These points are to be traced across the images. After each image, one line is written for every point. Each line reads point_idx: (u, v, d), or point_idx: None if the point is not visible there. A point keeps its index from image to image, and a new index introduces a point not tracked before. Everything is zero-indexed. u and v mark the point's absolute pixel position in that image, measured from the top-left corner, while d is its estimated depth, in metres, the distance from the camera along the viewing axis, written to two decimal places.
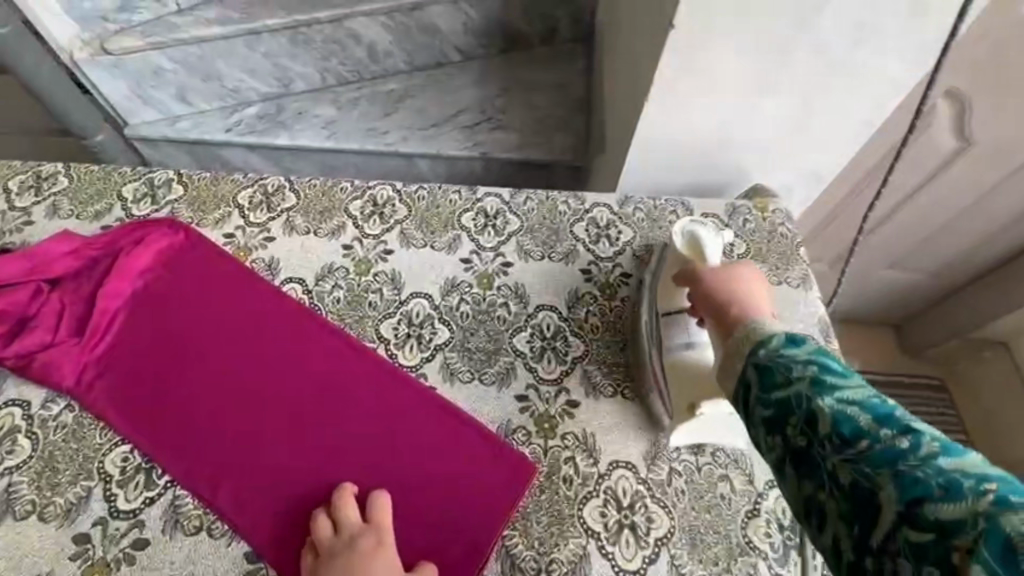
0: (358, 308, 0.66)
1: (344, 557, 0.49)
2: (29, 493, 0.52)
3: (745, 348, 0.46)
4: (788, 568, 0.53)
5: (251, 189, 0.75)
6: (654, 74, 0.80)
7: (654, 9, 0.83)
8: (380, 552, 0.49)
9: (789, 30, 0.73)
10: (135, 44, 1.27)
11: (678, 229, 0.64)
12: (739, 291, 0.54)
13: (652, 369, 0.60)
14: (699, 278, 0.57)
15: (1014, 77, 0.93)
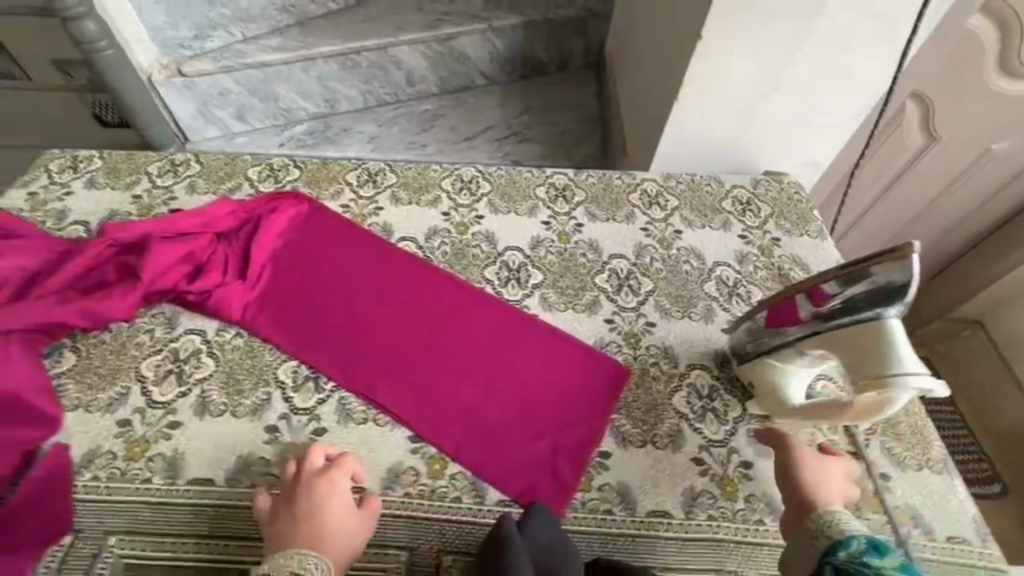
0: (463, 257, 0.80)
1: (302, 497, 0.52)
2: (221, 397, 0.63)
3: (822, 540, 0.49)
4: (836, 434, 0.64)
5: (357, 171, 0.90)
6: (686, 75, 0.98)
7: (678, 29, 1.02)
8: (338, 494, 0.53)
9: (795, 37, 0.91)
10: (207, 68, 1.42)
11: (902, 387, 0.52)
12: (820, 469, 0.55)
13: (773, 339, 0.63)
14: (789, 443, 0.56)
15: (967, 80, 1.13)
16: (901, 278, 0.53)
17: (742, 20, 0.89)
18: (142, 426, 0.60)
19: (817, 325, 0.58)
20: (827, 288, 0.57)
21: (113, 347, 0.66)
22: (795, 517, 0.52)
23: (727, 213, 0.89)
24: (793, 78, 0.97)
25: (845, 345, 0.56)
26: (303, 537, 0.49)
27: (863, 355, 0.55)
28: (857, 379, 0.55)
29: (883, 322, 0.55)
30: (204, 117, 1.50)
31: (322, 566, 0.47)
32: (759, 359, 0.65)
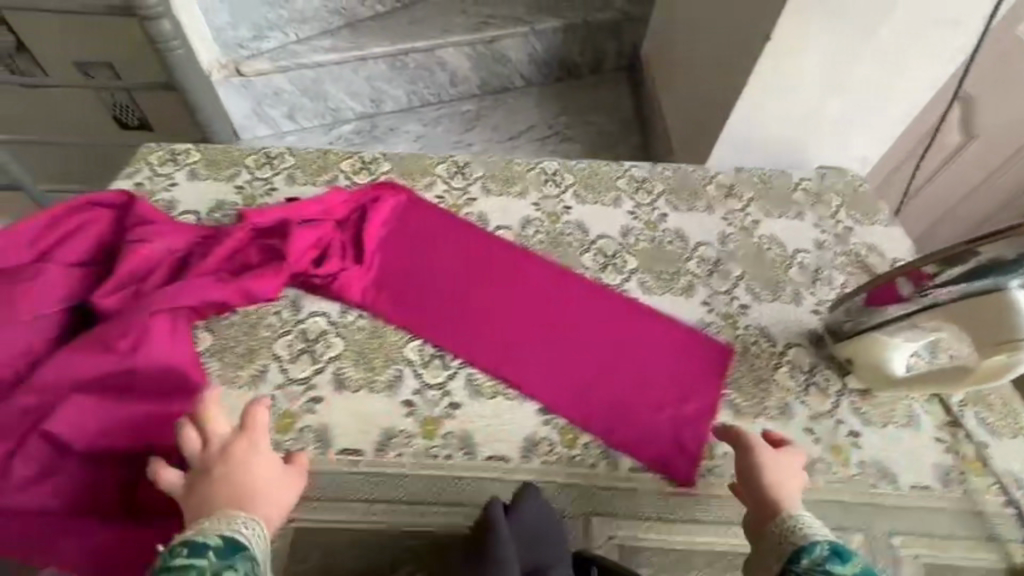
0: (559, 244, 0.83)
1: (217, 468, 0.46)
2: (355, 374, 0.66)
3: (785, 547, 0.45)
4: (932, 406, 0.68)
5: (445, 164, 0.93)
6: (754, 69, 1.02)
7: (740, 29, 1.07)
8: (261, 454, 0.48)
9: (861, 35, 0.96)
10: (264, 67, 1.45)
11: None
12: (776, 465, 0.51)
13: (876, 317, 0.66)
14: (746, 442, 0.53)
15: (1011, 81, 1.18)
16: (1014, 253, 0.56)
17: (814, 17, 0.94)
18: (285, 400, 0.63)
19: (933, 301, 0.61)
20: (928, 270, 0.62)
21: (244, 327, 0.68)
22: (759, 526, 0.48)
23: (800, 204, 0.93)
24: (855, 74, 1.02)
25: (967, 314, 0.59)
26: (228, 499, 0.44)
27: (984, 324, 0.58)
28: (982, 346, 0.59)
29: (1002, 292, 0.57)
30: (257, 116, 1.53)
31: (253, 523, 0.43)
32: (866, 334, 0.68)
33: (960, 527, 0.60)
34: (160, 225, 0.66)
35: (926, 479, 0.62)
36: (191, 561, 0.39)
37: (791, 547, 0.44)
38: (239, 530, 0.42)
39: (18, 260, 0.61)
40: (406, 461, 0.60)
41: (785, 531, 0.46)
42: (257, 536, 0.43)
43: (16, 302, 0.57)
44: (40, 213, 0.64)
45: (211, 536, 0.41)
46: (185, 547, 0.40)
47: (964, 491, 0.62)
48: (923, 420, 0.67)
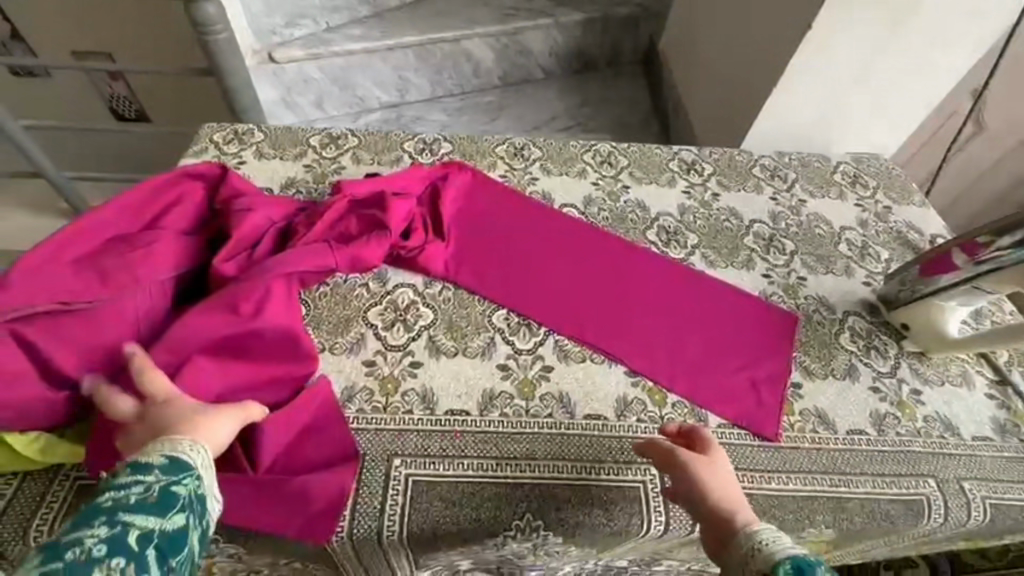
0: (622, 221, 0.87)
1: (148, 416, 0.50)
2: (449, 340, 0.68)
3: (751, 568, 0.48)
4: (983, 367, 0.74)
5: (504, 146, 0.95)
6: (795, 52, 1.04)
7: (771, 22, 1.11)
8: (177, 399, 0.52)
9: (898, 21, 1.00)
10: (296, 55, 1.45)
11: None
12: (707, 478, 0.55)
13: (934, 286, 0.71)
14: (683, 468, 0.56)
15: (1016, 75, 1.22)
16: None
17: (858, 2, 0.96)
18: (387, 365, 0.65)
19: (994, 266, 0.65)
20: (978, 241, 0.66)
21: (337, 297, 0.70)
22: (720, 547, 0.52)
23: (840, 185, 0.98)
24: (886, 60, 1.06)
25: None
26: (163, 434, 0.49)
27: None
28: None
29: None
30: (285, 104, 1.53)
31: (195, 446, 0.48)
32: (925, 300, 0.73)
33: (1019, 472, 0.65)
34: (263, 200, 0.70)
35: (985, 430, 0.68)
36: (137, 474, 0.44)
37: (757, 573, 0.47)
38: (184, 452, 0.47)
39: (124, 231, 0.65)
40: (510, 419, 0.63)
41: (746, 555, 0.49)
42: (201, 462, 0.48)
43: (132, 265, 0.60)
44: (136, 187, 0.68)
45: (154, 456, 0.46)
46: (127, 467, 0.45)
47: (1020, 441, 0.67)
48: (977, 378, 0.72)
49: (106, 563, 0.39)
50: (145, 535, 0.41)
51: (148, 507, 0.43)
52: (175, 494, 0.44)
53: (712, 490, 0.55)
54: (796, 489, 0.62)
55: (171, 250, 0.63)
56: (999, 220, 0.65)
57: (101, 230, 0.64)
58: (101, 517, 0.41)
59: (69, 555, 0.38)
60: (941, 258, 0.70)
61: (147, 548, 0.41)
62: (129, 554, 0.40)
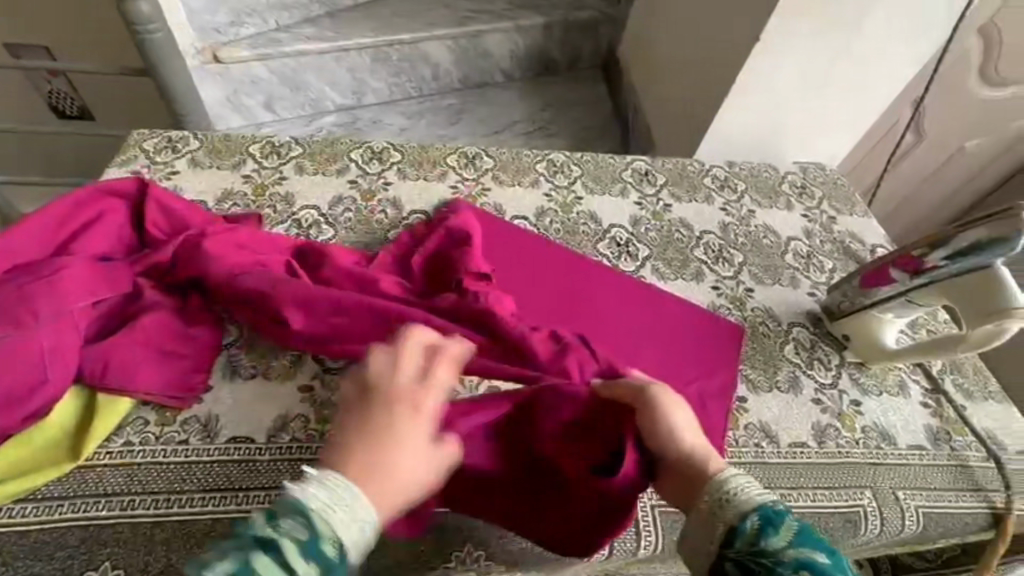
0: (574, 234, 0.86)
1: (382, 411, 0.44)
2: None
3: (716, 517, 0.43)
4: (918, 375, 0.76)
5: (455, 155, 0.93)
6: (745, 60, 1.05)
7: (720, 34, 1.13)
8: (422, 419, 0.45)
9: (841, 32, 1.02)
10: (242, 55, 1.39)
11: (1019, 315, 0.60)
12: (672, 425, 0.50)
13: (874, 297, 0.73)
14: (647, 418, 0.51)
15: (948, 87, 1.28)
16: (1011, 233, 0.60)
17: (799, 17, 0.99)
18: (325, 390, 0.64)
19: (925, 278, 0.66)
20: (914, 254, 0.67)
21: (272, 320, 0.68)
22: (689, 496, 0.47)
23: (788, 196, 1.00)
24: (833, 71, 1.09)
25: (958, 292, 0.65)
26: (369, 450, 0.42)
27: (971, 298, 0.64)
28: (971, 317, 0.64)
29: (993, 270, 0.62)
30: (232, 105, 1.47)
31: (353, 522, 0.39)
32: (863, 312, 0.74)
33: (950, 479, 0.67)
34: (217, 234, 0.68)
35: (920, 439, 0.70)
36: (299, 559, 0.36)
37: (724, 525, 0.42)
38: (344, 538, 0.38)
39: (36, 256, 0.63)
40: None
41: (715, 503, 0.44)
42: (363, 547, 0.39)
43: (40, 294, 0.58)
44: (52, 205, 0.65)
45: (331, 542, 0.37)
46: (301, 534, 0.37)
47: (952, 449, 0.69)
48: (912, 387, 0.75)
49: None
50: None
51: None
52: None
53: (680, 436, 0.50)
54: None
55: (91, 278, 0.62)
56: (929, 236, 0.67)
57: (10, 257, 0.61)
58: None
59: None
60: (879, 267, 0.71)
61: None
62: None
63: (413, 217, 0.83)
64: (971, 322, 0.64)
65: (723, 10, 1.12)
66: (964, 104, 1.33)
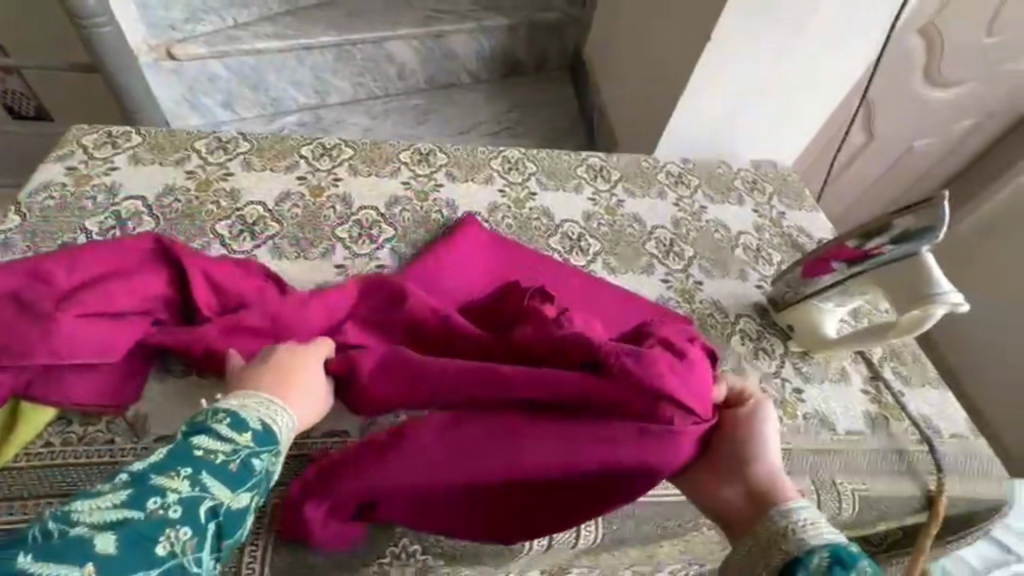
0: (527, 228, 0.86)
1: (281, 357, 0.55)
2: None
3: (780, 544, 0.45)
4: (859, 363, 0.78)
5: (409, 152, 0.93)
6: (700, 60, 1.08)
7: (675, 34, 1.15)
8: (309, 362, 0.57)
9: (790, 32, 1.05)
10: (198, 52, 1.37)
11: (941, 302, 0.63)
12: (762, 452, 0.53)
13: (815, 288, 0.74)
14: (740, 438, 0.54)
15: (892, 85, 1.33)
16: (935, 221, 0.63)
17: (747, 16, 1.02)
18: None
19: (862, 265, 0.68)
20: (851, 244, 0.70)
21: None
22: (751, 517, 0.50)
23: (739, 191, 1.02)
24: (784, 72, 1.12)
25: (890, 280, 0.67)
26: (269, 381, 0.52)
27: (901, 286, 0.66)
28: (903, 303, 0.67)
29: (921, 257, 0.65)
30: (189, 103, 1.44)
31: (284, 418, 0.49)
32: (806, 302, 0.76)
33: (886, 463, 0.69)
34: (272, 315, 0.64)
35: (858, 425, 0.72)
36: (232, 431, 0.44)
37: (785, 555, 0.44)
38: (274, 421, 0.48)
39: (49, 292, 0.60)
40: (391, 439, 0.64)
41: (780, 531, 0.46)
42: (287, 431, 0.49)
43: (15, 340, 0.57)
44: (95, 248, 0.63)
45: (253, 416, 0.46)
46: (225, 416, 0.45)
47: (889, 434, 0.71)
48: (853, 375, 0.77)
49: (174, 530, 0.39)
50: (213, 509, 0.41)
51: (227, 476, 0.42)
52: (254, 468, 0.44)
53: (761, 462, 0.53)
54: (670, 495, 0.62)
55: (81, 337, 0.58)
56: (864, 225, 0.70)
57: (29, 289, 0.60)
58: (189, 465, 0.41)
59: (149, 506, 0.39)
60: (818, 259, 0.73)
61: (210, 523, 0.41)
62: (196, 529, 0.40)
63: (363, 212, 0.82)
64: (900, 309, 0.67)
65: (681, 11, 1.14)
66: (909, 103, 1.38)
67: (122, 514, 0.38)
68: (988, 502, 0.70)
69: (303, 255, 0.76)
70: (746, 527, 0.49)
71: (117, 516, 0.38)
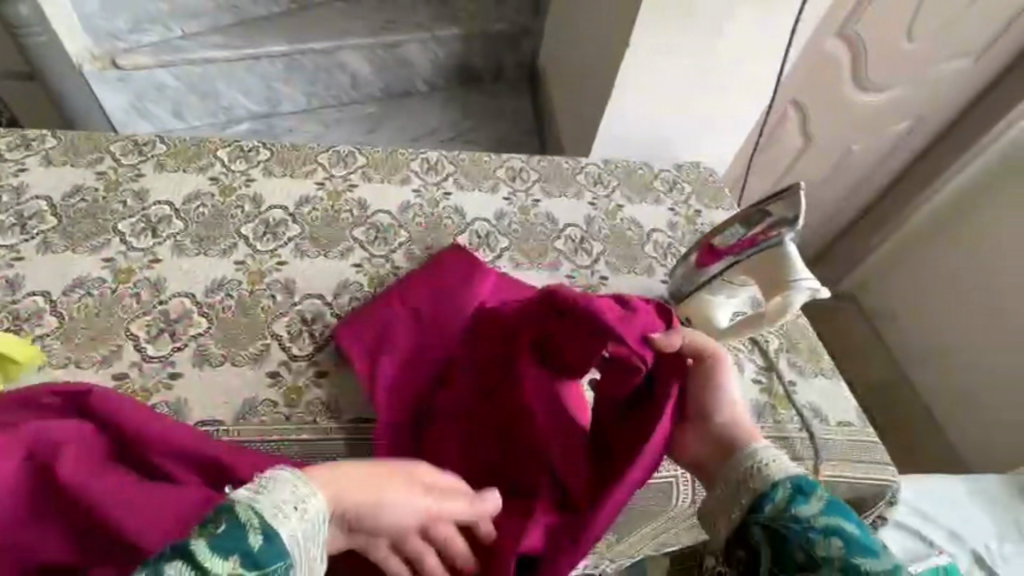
0: (438, 227, 0.88)
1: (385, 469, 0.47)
2: (217, 349, 0.68)
3: (749, 483, 0.52)
4: (754, 354, 0.79)
5: (327, 153, 0.94)
6: (623, 57, 1.05)
7: (603, 40, 1.16)
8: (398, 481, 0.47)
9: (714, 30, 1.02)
10: (144, 62, 1.41)
11: (796, 287, 0.67)
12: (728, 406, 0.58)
13: (705, 277, 0.76)
14: (706, 393, 0.58)
15: (818, 89, 1.37)
16: (796, 209, 0.67)
17: (660, 31, 1.02)
18: (141, 378, 0.65)
19: (735, 257, 0.72)
20: (733, 231, 0.73)
21: (101, 308, 0.69)
22: (722, 464, 0.56)
23: (658, 191, 1.04)
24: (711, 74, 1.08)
25: (762, 267, 0.70)
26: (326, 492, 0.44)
27: (769, 272, 0.69)
28: (767, 291, 0.70)
29: (785, 244, 0.68)
30: (137, 112, 1.47)
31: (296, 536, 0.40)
32: (697, 294, 0.77)
33: None
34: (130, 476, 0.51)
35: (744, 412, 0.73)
36: (214, 560, 0.37)
37: (753, 490, 0.51)
38: (284, 533, 0.40)
39: None
40: (267, 426, 0.64)
41: (747, 472, 0.53)
42: (303, 543, 0.41)
43: None
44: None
45: (253, 531, 0.39)
46: (219, 528, 0.38)
47: (773, 422, 0.73)
48: (746, 365, 0.78)
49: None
50: None
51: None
52: None
53: (727, 416, 0.57)
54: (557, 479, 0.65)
55: None
56: (743, 215, 0.73)
57: None
58: None
59: None
60: (706, 248, 0.75)
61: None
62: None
63: (271, 212, 0.83)
64: (767, 295, 0.69)
65: (612, 10, 1.11)
66: (838, 107, 1.41)
67: None
68: (870, 488, 0.72)
69: (203, 251, 0.77)
70: (716, 477, 0.56)
71: None
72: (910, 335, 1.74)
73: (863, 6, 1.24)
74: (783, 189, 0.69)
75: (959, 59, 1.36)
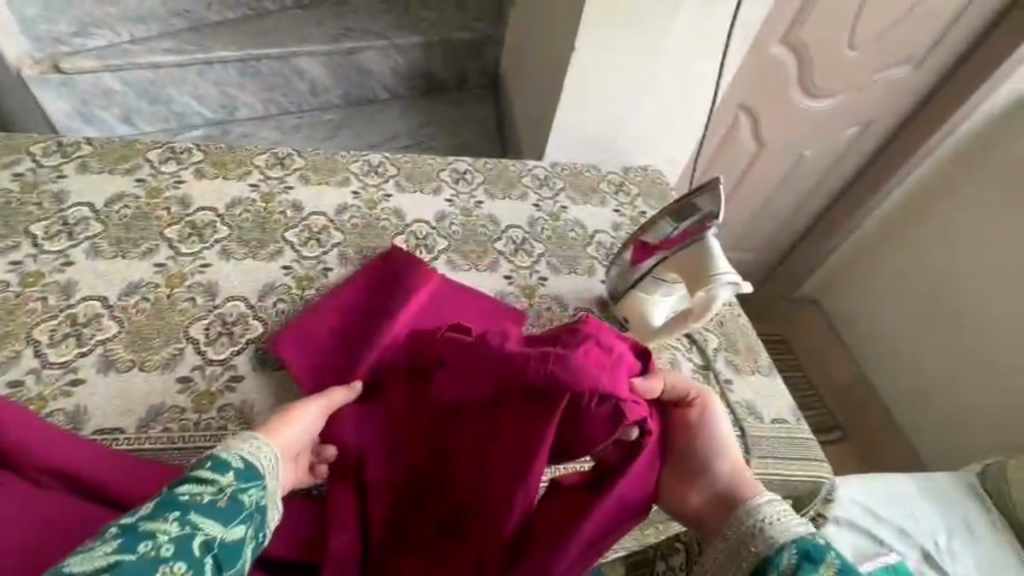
0: (375, 229, 0.86)
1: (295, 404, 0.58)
2: (126, 354, 0.66)
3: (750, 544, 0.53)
4: (690, 354, 0.79)
5: (265, 155, 0.91)
6: (571, 57, 1.03)
7: (552, 43, 1.15)
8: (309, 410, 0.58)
9: (659, 28, 1.00)
10: (88, 66, 1.37)
11: (718, 281, 0.67)
12: (725, 458, 0.59)
13: (637, 274, 0.75)
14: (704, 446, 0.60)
15: (764, 95, 1.40)
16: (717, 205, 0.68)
17: (607, 32, 1.00)
18: (38, 385, 0.63)
19: (664, 251, 0.72)
20: (661, 226, 0.73)
21: (5, 313, 0.67)
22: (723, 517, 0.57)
23: (604, 193, 1.03)
24: (659, 71, 1.06)
25: (688, 261, 0.70)
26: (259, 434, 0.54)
27: (694, 266, 0.69)
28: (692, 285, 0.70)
29: (709, 239, 0.69)
30: (83, 117, 1.43)
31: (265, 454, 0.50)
32: (631, 291, 0.76)
33: None
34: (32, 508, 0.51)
35: None
36: (214, 473, 0.45)
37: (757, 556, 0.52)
38: (257, 458, 0.49)
39: None
40: (173, 434, 0.62)
41: (747, 531, 0.54)
42: (273, 470, 0.50)
43: None
44: None
45: (234, 458, 0.47)
46: (208, 461, 0.46)
47: None
48: (683, 365, 0.77)
49: (170, 565, 0.38)
50: (208, 542, 0.41)
51: (217, 512, 0.43)
52: (242, 502, 0.45)
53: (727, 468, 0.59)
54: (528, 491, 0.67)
55: None
56: (671, 210, 0.73)
57: None
58: (176, 508, 0.41)
59: (140, 549, 0.38)
60: (638, 245, 0.76)
61: (206, 557, 0.40)
62: (192, 560, 0.39)
63: (199, 213, 0.81)
64: (693, 289, 0.69)
65: (559, 14, 1.11)
66: (788, 112, 1.44)
67: (112, 559, 0.37)
68: (800, 485, 0.71)
69: (120, 254, 0.74)
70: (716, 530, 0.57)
71: (106, 562, 0.37)
72: (868, 337, 1.78)
73: (805, 14, 1.27)
74: (705, 184, 0.70)
75: (900, 66, 1.40)
